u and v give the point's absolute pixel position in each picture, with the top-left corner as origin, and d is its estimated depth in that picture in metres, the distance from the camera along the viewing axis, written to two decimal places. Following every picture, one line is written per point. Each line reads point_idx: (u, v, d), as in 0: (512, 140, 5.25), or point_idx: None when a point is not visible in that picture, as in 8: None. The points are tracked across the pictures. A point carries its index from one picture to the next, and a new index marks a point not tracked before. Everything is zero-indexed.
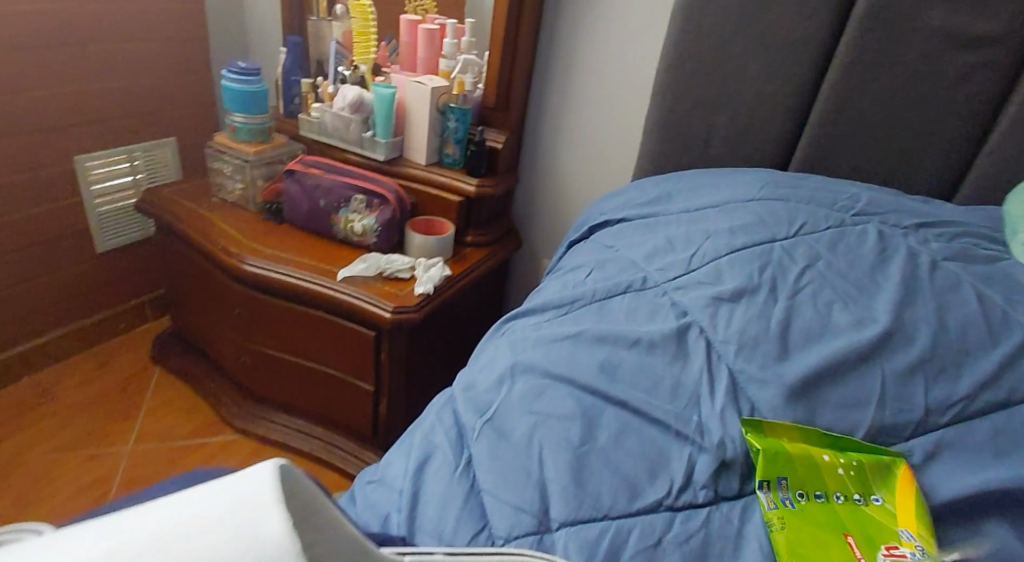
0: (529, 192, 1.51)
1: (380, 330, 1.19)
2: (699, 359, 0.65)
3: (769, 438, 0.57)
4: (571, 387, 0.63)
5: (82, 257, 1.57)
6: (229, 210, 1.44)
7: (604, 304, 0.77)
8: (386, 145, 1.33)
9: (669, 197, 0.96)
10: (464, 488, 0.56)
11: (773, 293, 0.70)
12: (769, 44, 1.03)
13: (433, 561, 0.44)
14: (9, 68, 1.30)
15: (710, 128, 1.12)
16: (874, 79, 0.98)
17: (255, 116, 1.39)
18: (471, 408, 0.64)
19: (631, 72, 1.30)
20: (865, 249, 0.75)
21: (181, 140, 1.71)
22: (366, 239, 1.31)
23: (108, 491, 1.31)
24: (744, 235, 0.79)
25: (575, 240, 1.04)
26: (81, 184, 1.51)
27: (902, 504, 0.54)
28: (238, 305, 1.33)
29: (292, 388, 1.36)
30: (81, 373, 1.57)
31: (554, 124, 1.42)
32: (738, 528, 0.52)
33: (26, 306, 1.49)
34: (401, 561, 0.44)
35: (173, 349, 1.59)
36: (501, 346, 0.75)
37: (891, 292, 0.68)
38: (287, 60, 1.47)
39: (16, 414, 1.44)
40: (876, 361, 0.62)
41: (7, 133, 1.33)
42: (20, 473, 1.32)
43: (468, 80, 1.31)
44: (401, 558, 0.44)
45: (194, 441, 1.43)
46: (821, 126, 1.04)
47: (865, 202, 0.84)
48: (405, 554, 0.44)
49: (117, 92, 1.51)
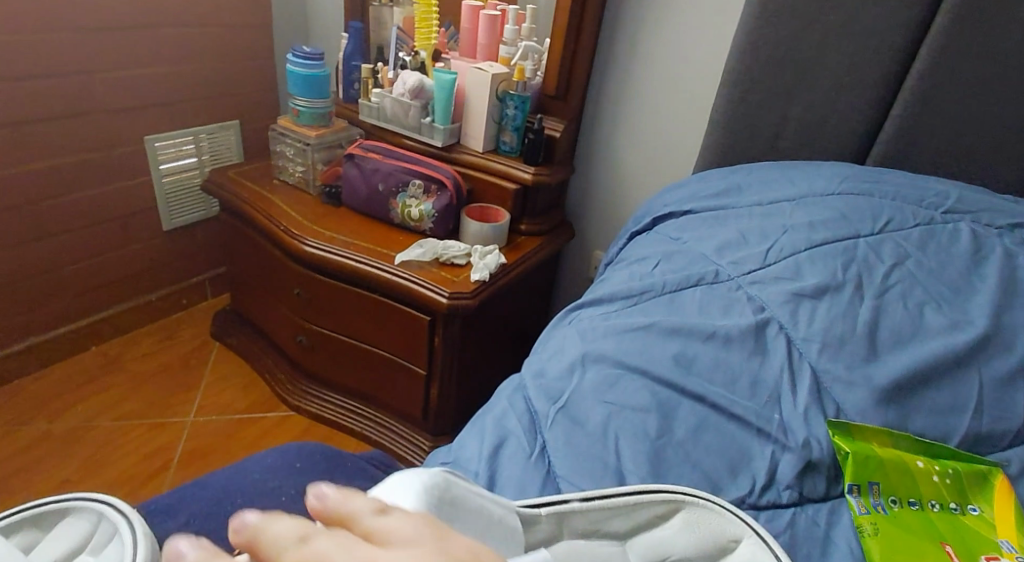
0: (585, 181, 1.49)
1: (436, 315, 1.20)
2: (779, 357, 0.63)
3: (857, 441, 0.56)
4: (645, 378, 0.63)
5: (149, 233, 1.63)
6: (289, 192, 1.47)
7: (673, 297, 0.76)
8: (444, 131, 1.33)
9: (738, 190, 0.93)
10: (539, 475, 0.56)
11: (859, 291, 0.68)
12: (851, 34, 0.98)
13: (570, 509, 0.48)
14: (88, 49, 1.35)
15: (782, 120, 1.08)
16: (961, 74, 0.94)
17: (318, 100, 1.41)
18: (544, 395, 0.65)
19: (697, 62, 1.27)
20: (957, 248, 0.72)
21: (244, 123, 1.75)
22: (423, 225, 1.31)
23: (171, 459, 1.35)
24: (824, 231, 0.77)
25: (637, 232, 1.01)
26: (150, 162, 1.56)
27: (1002, 515, 0.53)
28: (297, 286, 1.36)
29: (347, 369, 1.38)
30: (145, 344, 1.64)
31: (614, 114, 1.40)
32: (825, 532, 0.51)
33: (92, 280, 1.54)
34: (539, 517, 0.47)
35: (233, 325, 1.64)
36: (569, 336, 0.74)
37: (989, 295, 0.66)
38: (348, 46, 1.49)
39: (85, 381, 1.51)
40: (970, 367, 0.61)
41: (85, 112, 1.39)
42: (90, 438, 1.37)
43: (528, 67, 1.30)
44: (538, 510, 0.47)
45: (250, 416, 1.47)
46: (903, 121, 1.00)
47: (955, 199, 0.80)
48: (542, 506, 0.48)
49: (186, 75, 1.55)
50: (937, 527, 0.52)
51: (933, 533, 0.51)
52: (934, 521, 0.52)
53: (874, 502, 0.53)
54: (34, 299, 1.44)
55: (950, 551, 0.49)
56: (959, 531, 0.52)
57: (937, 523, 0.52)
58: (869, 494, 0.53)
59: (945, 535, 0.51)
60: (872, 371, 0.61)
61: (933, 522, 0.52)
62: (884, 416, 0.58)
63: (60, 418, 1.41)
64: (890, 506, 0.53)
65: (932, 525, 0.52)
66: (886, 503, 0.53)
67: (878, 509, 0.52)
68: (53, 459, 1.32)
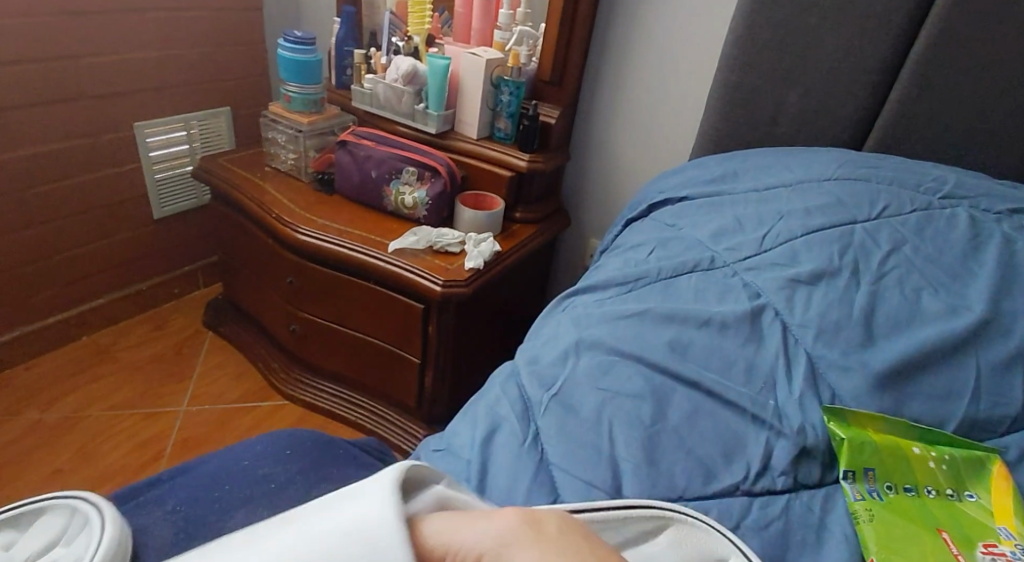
0: (580, 169, 1.48)
1: (430, 303, 1.19)
2: (775, 343, 0.63)
3: (853, 428, 0.56)
4: (639, 364, 0.62)
5: (140, 221, 1.61)
6: (281, 180, 1.45)
7: (668, 283, 0.75)
8: (437, 117, 1.32)
9: (734, 175, 0.92)
10: (532, 461, 0.56)
11: (855, 277, 0.67)
12: (848, 18, 0.97)
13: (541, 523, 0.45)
14: (76, 33, 1.32)
15: (779, 105, 1.07)
16: (959, 59, 0.93)
17: (310, 86, 1.39)
18: (538, 382, 0.64)
19: (693, 47, 1.25)
20: (955, 234, 0.71)
21: (235, 109, 1.73)
22: (416, 213, 1.30)
23: (164, 448, 1.35)
24: (821, 216, 0.76)
25: (632, 219, 1.00)
26: (140, 149, 1.54)
27: (999, 501, 0.52)
28: (290, 274, 1.34)
29: (341, 358, 1.37)
30: (136, 333, 1.62)
31: (610, 101, 1.38)
32: (820, 517, 0.50)
33: (82, 269, 1.52)
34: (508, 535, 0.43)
35: (226, 314, 1.63)
36: (563, 323, 0.73)
37: (987, 280, 0.65)
38: (340, 31, 1.47)
39: (77, 370, 1.49)
40: (967, 352, 0.60)
41: (73, 98, 1.37)
42: (81, 427, 1.36)
43: (523, 53, 1.28)
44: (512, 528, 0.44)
45: (243, 405, 1.47)
46: (900, 107, 0.99)
47: (953, 184, 0.79)
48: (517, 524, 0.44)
49: (176, 60, 1.53)
50: (935, 513, 0.52)
51: (931, 519, 0.51)
52: (931, 507, 0.52)
53: (869, 489, 0.53)
54: (23, 288, 1.43)
55: (947, 538, 0.49)
56: (956, 516, 0.52)
57: (935, 509, 0.52)
58: (864, 480, 0.53)
59: (942, 521, 0.51)
60: (869, 357, 0.60)
61: (930, 508, 0.52)
62: (881, 402, 0.58)
63: (52, 408, 1.40)
64: (886, 492, 0.53)
65: (930, 511, 0.52)
66: (881, 490, 0.53)
67: (874, 496, 0.52)
68: (45, 449, 1.31)
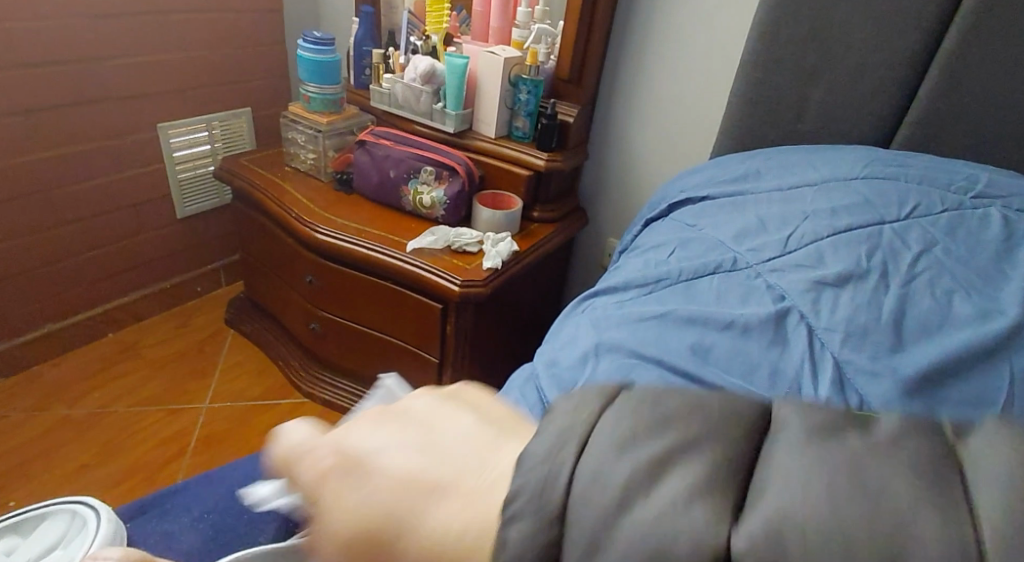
0: (599, 167, 1.47)
1: (447, 302, 1.19)
2: (800, 347, 0.62)
3: None
4: (659, 369, 0.62)
5: (164, 221, 1.63)
6: (301, 180, 1.46)
7: (690, 285, 0.74)
8: (455, 116, 1.31)
9: (757, 174, 0.90)
10: None
11: (884, 280, 0.66)
12: (876, 13, 0.95)
13: None
14: (101, 36, 1.34)
15: (803, 102, 1.05)
16: (991, 53, 0.90)
17: (328, 86, 1.40)
18: (557, 386, 0.65)
19: (715, 44, 1.24)
20: (987, 235, 0.69)
21: (255, 110, 1.74)
22: (434, 212, 1.30)
23: (187, 444, 1.36)
24: (848, 217, 0.74)
25: (652, 218, 0.99)
26: (163, 150, 1.55)
27: None
28: (309, 273, 1.35)
29: (359, 357, 1.37)
30: (161, 331, 1.65)
31: (629, 98, 1.37)
32: None
33: (107, 269, 1.55)
34: None
35: (247, 313, 1.64)
36: (583, 324, 0.74)
37: (1021, 282, 0.63)
38: (359, 31, 1.47)
39: (103, 367, 1.52)
40: (1002, 357, 0.57)
41: (97, 99, 1.38)
42: (108, 423, 1.39)
43: (541, 51, 1.27)
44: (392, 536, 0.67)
45: (264, 403, 1.48)
46: (930, 103, 0.96)
47: (985, 183, 0.77)
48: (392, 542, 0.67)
49: (198, 62, 1.55)
50: None
51: None
52: None
53: None
54: (49, 288, 1.45)
55: None
56: None
57: None
58: None
59: None
60: (898, 362, 0.59)
61: None
62: (909, 405, 0.56)
63: (78, 405, 1.42)
64: None
65: None
66: None
67: None
68: (70, 446, 1.33)
